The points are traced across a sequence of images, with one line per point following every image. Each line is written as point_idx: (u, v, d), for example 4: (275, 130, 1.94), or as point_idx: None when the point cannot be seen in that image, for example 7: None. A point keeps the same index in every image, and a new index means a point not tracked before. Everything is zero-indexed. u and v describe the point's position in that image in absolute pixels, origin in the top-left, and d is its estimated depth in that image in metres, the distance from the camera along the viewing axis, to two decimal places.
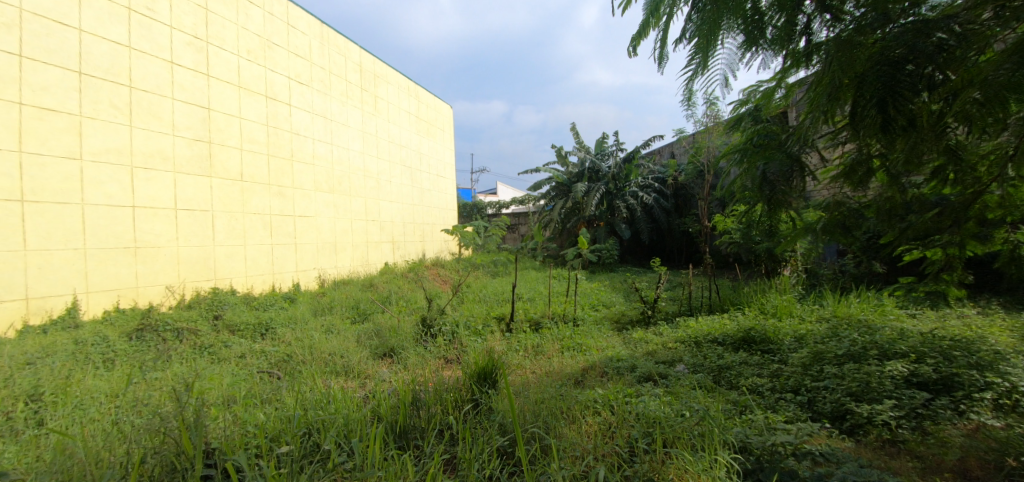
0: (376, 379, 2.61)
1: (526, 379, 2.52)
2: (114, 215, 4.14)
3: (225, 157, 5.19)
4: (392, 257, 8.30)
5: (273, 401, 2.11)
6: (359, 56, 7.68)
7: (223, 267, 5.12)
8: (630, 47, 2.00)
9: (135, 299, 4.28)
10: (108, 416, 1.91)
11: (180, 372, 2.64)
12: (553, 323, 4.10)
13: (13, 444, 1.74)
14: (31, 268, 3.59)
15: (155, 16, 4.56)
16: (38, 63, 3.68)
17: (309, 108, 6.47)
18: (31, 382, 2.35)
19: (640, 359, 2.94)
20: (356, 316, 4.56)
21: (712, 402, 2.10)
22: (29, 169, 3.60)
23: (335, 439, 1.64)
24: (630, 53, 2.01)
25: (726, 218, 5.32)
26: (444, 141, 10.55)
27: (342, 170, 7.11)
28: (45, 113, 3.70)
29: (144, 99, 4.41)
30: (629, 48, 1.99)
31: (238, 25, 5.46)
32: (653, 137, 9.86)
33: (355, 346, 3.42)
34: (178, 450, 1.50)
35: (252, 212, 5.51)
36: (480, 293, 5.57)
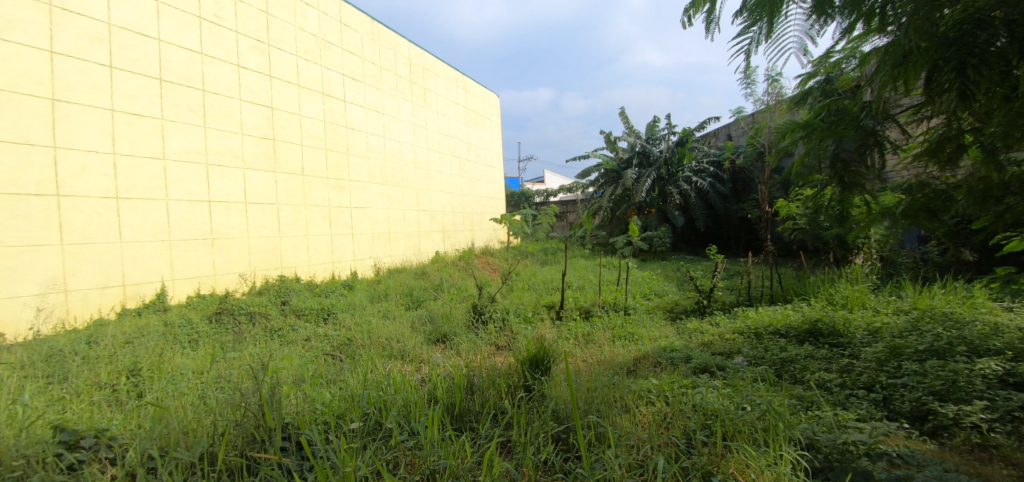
0: (431, 363, 2.71)
1: (577, 367, 2.51)
2: (194, 209, 4.51)
3: (288, 153, 5.51)
4: (443, 246, 8.52)
5: (337, 381, 2.25)
6: (408, 50, 7.84)
7: (289, 256, 5.47)
8: (684, 16, 1.85)
9: (214, 285, 4.67)
10: (195, 391, 2.11)
11: (255, 353, 2.87)
12: (603, 312, 4.06)
13: (119, 412, 1.96)
14: (127, 258, 4.00)
15: (223, 23, 4.87)
16: (125, 72, 4.05)
17: (362, 103, 6.71)
18: (131, 359, 2.63)
19: (695, 349, 2.86)
20: (410, 302, 4.73)
21: (775, 396, 2.01)
22: (122, 169, 3.98)
23: (397, 419, 1.73)
24: (684, 22, 1.86)
25: (791, 202, 5.00)
26: (491, 130, 10.60)
27: (394, 162, 7.34)
28: (133, 118, 4.08)
29: (216, 101, 4.75)
30: (684, 18, 1.85)
31: (297, 26, 5.72)
32: (708, 119, 9.39)
33: (410, 332, 3.55)
34: (257, 423, 1.63)
35: (314, 205, 5.83)
36: (529, 281, 5.61)
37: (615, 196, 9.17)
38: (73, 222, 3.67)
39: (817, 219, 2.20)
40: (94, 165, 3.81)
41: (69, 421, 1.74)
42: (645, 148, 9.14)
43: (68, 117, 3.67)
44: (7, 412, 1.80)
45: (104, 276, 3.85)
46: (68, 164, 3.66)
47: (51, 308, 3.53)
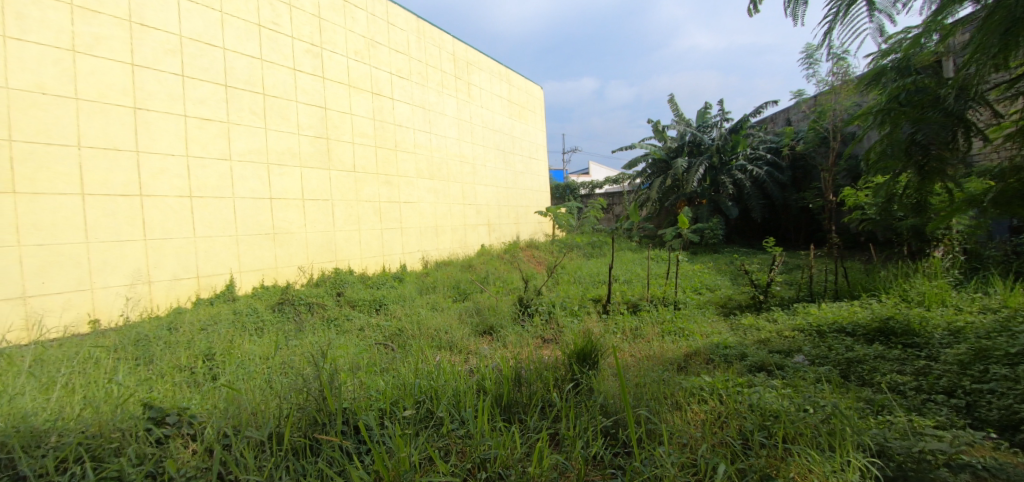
0: (479, 354, 2.76)
1: (625, 362, 2.48)
2: (257, 206, 4.81)
3: (341, 151, 5.75)
4: (489, 239, 8.62)
5: (390, 369, 2.34)
6: (453, 46, 7.94)
7: (343, 249, 5.73)
8: (751, 4, 1.79)
9: (276, 277, 4.97)
10: (262, 375, 2.26)
11: (314, 341, 3.03)
12: (652, 306, 3.97)
13: (197, 392, 2.13)
14: (200, 252, 4.33)
15: (280, 29, 5.13)
16: (195, 80, 4.36)
17: (409, 100, 6.87)
18: (206, 345, 2.86)
19: (751, 347, 2.74)
20: (457, 295, 4.82)
21: (841, 399, 1.89)
22: (195, 170, 4.31)
23: (447, 408, 1.77)
24: (751, 10, 1.80)
25: (858, 191, 4.66)
26: (535, 123, 10.57)
27: (440, 157, 7.49)
28: (203, 123, 4.39)
29: (275, 104, 5.03)
30: (750, 6, 1.79)
31: (347, 28, 5.93)
32: (765, 104, 8.88)
33: (458, 323, 3.63)
34: (318, 407, 1.73)
35: (365, 200, 6.05)
36: (575, 274, 5.57)
37: (664, 186, 8.89)
38: (154, 220, 4.02)
39: (890, 208, 2.04)
40: (171, 168, 4.15)
41: (155, 399, 1.92)
42: (695, 137, 8.78)
43: (147, 124, 4.01)
44: (105, 389, 2.01)
45: (181, 268, 4.19)
46: (149, 166, 4.01)
47: (138, 298, 3.89)
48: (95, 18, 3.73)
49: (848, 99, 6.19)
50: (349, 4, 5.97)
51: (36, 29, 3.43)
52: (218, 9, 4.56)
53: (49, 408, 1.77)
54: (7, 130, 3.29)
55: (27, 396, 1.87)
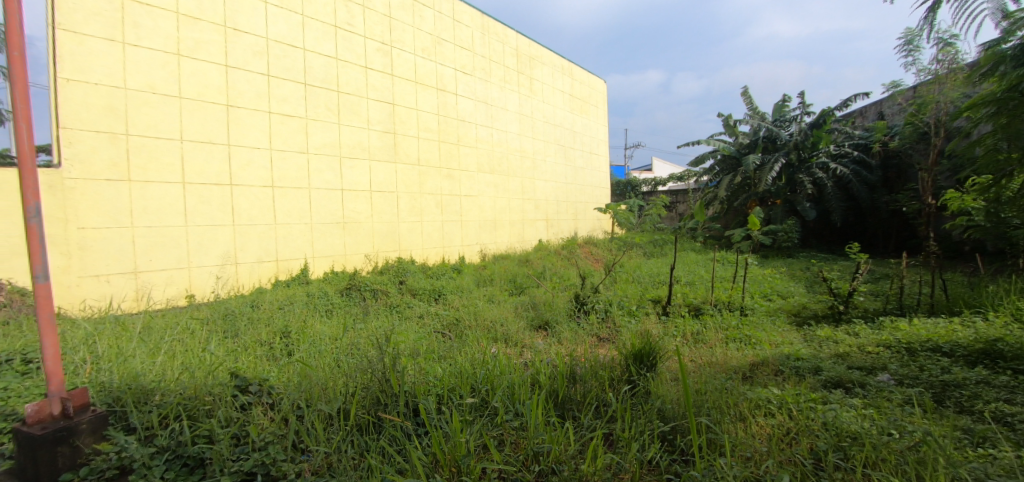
0: (534, 349, 2.78)
1: (684, 367, 2.39)
2: (330, 196, 5.12)
3: (407, 145, 5.98)
4: (546, 234, 8.61)
5: (448, 357, 2.42)
6: (516, 41, 7.97)
7: (406, 239, 5.97)
8: None
9: (345, 264, 5.28)
10: (331, 354, 2.42)
11: (379, 326, 3.20)
12: (716, 310, 3.78)
13: (275, 366, 2.32)
14: (280, 238, 4.69)
15: (355, 29, 5.40)
16: (279, 79, 4.70)
17: (473, 96, 7.01)
18: (283, 323, 3.10)
19: (827, 360, 2.54)
20: (513, 288, 4.87)
21: (933, 425, 1.70)
22: (277, 162, 4.66)
23: (503, 399, 1.79)
24: None
25: (965, 193, 4.15)
26: (597, 117, 10.38)
27: (501, 152, 7.57)
28: (285, 119, 4.74)
29: (349, 101, 5.31)
30: None
31: (415, 26, 6.13)
32: (853, 96, 8.12)
33: (514, 316, 3.68)
34: (381, 387, 1.81)
35: (428, 192, 6.26)
36: (634, 273, 5.42)
37: (733, 185, 8.40)
38: (241, 207, 4.40)
39: None
40: (256, 160, 4.52)
41: (241, 369, 2.11)
42: (771, 132, 8.22)
43: (237, 120, 4.38)
44: (200, 357, 2.24)
45: (263, 252, 4.57)
46: (238, 158, 4.39)
47: (227, 277, 4.30)
48: (196, 24, 4.13)
49: (955, 90, 5.51)
50: (418, 2, 6.16)
51: (149, 35, 3.86)
52: (300, 12, 4.89)
53: (155, 370, 2.01)
54: (125, 125, 3.73)
55: (137, 358, 2.14)
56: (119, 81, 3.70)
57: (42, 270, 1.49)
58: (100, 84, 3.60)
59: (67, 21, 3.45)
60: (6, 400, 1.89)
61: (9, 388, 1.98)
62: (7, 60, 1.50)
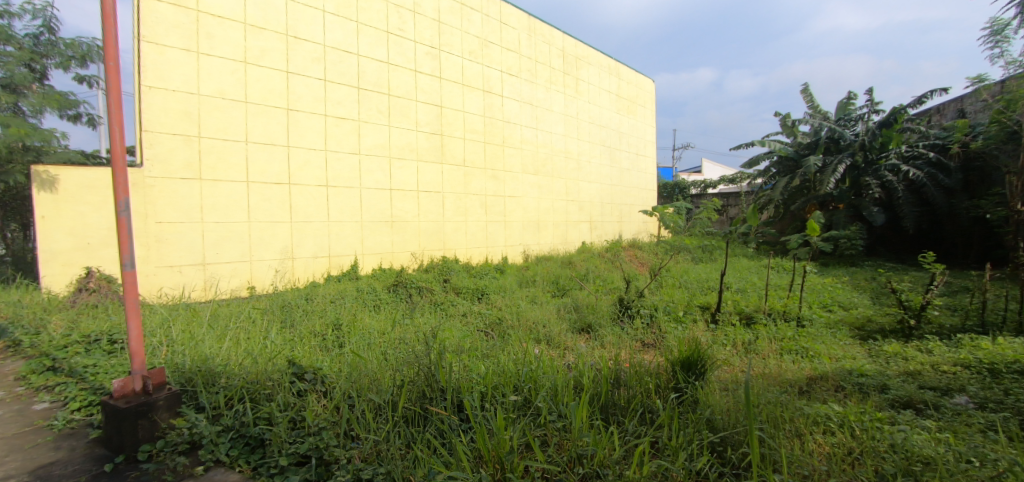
0: (576, 352, 2.76)
1: (735, 377, 2.29)
2: (380, 196, 5.31)
3: (453, 146, 6.09)
4: (590, 237, 8.53)
5: (491, 356, 2.44)
6: (563, 42, 7.94)
7: (451, 239, 6.09)
8: None
9: (392, 261, 5.45)
10: (380, 347, 2.50)
11: (424, 322, 3.28)
12: (770, 320, 3.60)
13: (328, 356, 2.44)
14: (333, 235, 4.91)
15: (406, 34, 5.56)
16: (335, 84, 4.92)
17: (518, 97, 7.04)
18: (335, 316, 3.24)
19: (894, 378, 2.36)
20: (556, 290, 4.85)
21: (1020, 455, 1.54)
22: (331, 163, 4.88)
23: (546, 400, 1.78)
24: None
25: None
26: (645, 118, 10.15)
27: (546, 153, 7.57)
28: (339, 121, 4.95)
29: (399, 104, 5.48)
30: None
31: (463, 30, 6.24)
32: (929, 92, 7.48)
33: (556, 319, 3.66)
34: (426, 382, 1.84)
35: (473, 193, 6.35)
36: (681, 278, 5.26)
37: (790, 188, 7.96)
38: (299, 205, 4.64)
39: None
40: (313, 160, 4.75)
41: (297, 357, 2.23)
42: (834, 132, 7.73)
43: (297, 123, 4.63)
44: (261, 344, 2.39)
45: (318, 248, 4.79)
46: (297, 159, 4.63)
47: (285, 271, 4.55)
48: (261, 33, 4.40)
49: None
50: (466, 6, 6.27)
51: (220, 45, 4.14)
52: (355, 19, 5.09)
53: (222, 354, 2.16)
54: (198, 128, 4.03)
55: (207, 343, 2.31)
56: (194, 88, 4.00)
57: (130, 259, 1.64)
58: (178, 91, 3.91)
59: (150, 34, 3.77)
60: (96, 376, 2.10)
61: (98, 366, 2.20)
62: (104, 70, 1.66)
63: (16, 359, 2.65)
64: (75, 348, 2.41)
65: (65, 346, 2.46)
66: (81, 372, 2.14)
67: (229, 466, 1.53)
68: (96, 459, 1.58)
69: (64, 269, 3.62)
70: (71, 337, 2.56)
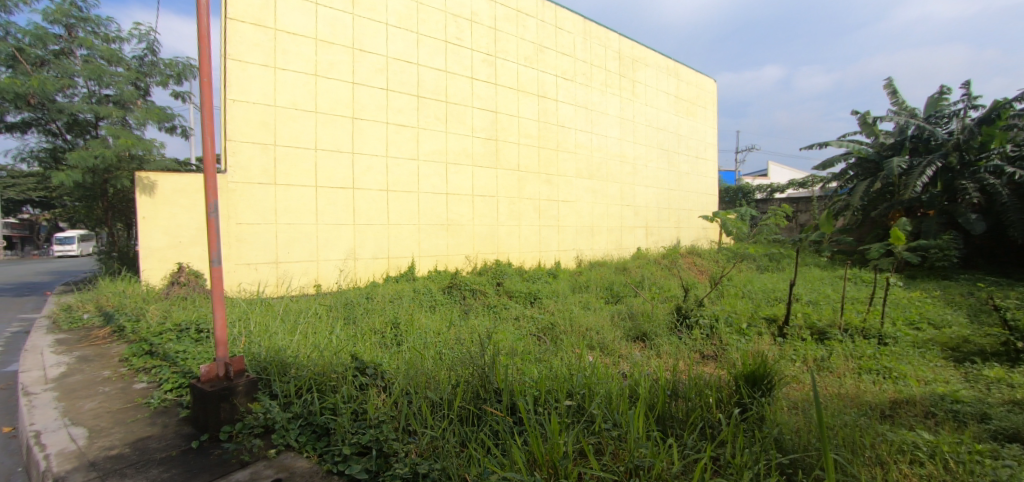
0: (631, 360, 2.69)
1: (806, 395, 2.14)
2: (437, 200, 5.46)
3: (508, 151, 6.16)
4: (645, 242, 8.31)
5: (543, 360, 2.43)
6: (619, 43, 7.81)
7: (504, 243, 6.15)
8: None
9: (447, 263, 5.59)
10: (436, 347, 2.57)
11: (478, 324, 3.33)
12: (846, 336, 3.31)
13: (387, 353, 2.54)
14: (392, 237, 5.11)
15: (463, 42, 5.71)
16: (396, 93, 5.14)
17: (573, 101, 7.01)
18: (392, 315, 3.37)
19: (998, 407, 2.09)
20: (610, 297, 4.75)
21: None
22: (392, 168, 5.09)
23: (601, 407, 1.74)
24: None
25: None
26: (706, 120, 9.75)
27: (601, 157, 7.47)
28: (400, 128, 5.16)
29: (456, 110, 5.63)
30: None
31: (519, 36, 6.31)
32: None
33: (611, 326, 3.58)
34: (480, 383, 1.86)
35: (527, 197, 6.38)
36: (745, 288, 4.99)
37: (871, 193, 7.32)
38: (361, 209, 4.88)
39: None
40: (375, 166, 4.97)
41: (360, 353, 2.34)
42: (924, 131, 7.03)
43: (361, 130, 4.88)
44: (327, 339, 2.53)
45: (378, 250, 5.01)
46: (361, 165, 4.87)
47: (348, 271, 4.80)
48: (331, 48, 4.68)
49: None
50: (522, 13, 6.34)
51: (294, 60, 4.46)
52: (416, 31, 5.30)
53: (293, 347, 2.31)
54: (273, 137, 4.34)
55: (280, 336, 2.48)
56: (271, 100, 4.32)
57: (217, 255, 1.79)
58: (257, 103, 4.24)
59: (235, 52, 4.12)
60: (185, 360, 2.31)
61: (187, 352, 2.42)
62: (198, 85, 1.84)
63: (120, 343, 2.98)
64: (168, 335, 2.68)
65: (160, 333, 2.73)
66: (173, 357, 2.36)
67: (297, 452, 1.63)
68: (184, 437, 1.74)
69: (160, 264, 4.03)
70: (165, 325, 2.84)
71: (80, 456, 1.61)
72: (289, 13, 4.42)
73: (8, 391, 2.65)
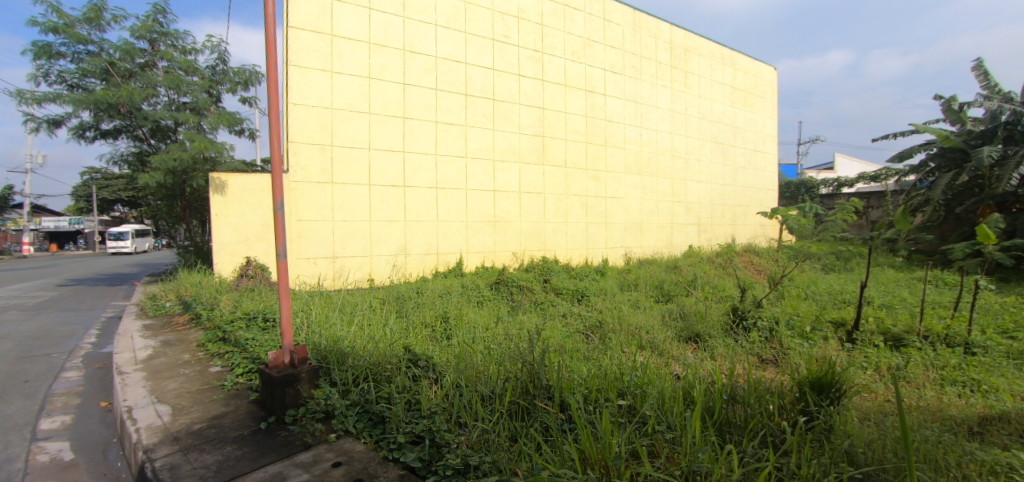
0: (683, 361, 2.61)
1: (880, 406, 1.97)
2: (484, 197, 5.52)
3: (555, 147, 6.11)
4: (698, 240, 8.00)
5: (592, 358, 2.41)
6: (670, 34, 7.55)
7: (551, 240, 6.13)
8: None
9: (494, 260, 5.65)
10: (485, 342, 2.60)
11: (526, 320, 3.34)
12: (925, 344, 3.03)
13: (438, 346, 2.60)
14: (441, 233, 5.22)
15: (510, 40, 5.72)
16: (445, 92, 5.23)
17: (622, 95, 6.84)
18: (442, 310, 3.44)
19: None
20: (660, 295, 4.61)
21: None
22: (441, 167, 5.20)
23: (653, 409, 1.69)
24: None
25: None
26: (765, 110, 9.23)
27: (651, 152, 7.26)
28: (449, 127, 5.25)
29: (503, 108, 5.66)
30: None
31: (566, 31, 6.24)
32: None
33: (661, 326, 3.47)
34: (529, 379, 1.87)
35: (574, 194, 6.32)
36: (808, 289, 4.68)
37: (956, 186, 6.66)
38: (412, 206, 5.01)
39: None
40: (425, 164, 5.09)
41: (413, 345, 2.41)
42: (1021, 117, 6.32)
43: (412, 130, 5.01)
44: (383, 330, 2.64)
45: (428, 246, 5.13)
46: (411, 163, 5.01)
47: (399, 266, 4.96)
48: (383, 50, 4.84)
49: None
50: (569, 7, 6.27)
51: (349, 64, 4.64)
52: (464, 30, 5.36)
53: (350, 337, 2.43)
54: (331, 138, 4.55)
55: (339, 327, 2.60)
56: (328, 102, 4.52)
57: (283, 249, 1.90)
58: (315, 106, 4.46)
59: (296, 59, 4.36)
60: (254, 347, 2.48)
61: (255, 339, 2.59)
62: (266, 90, 1.95)
63: (197, 329, 3.24)
64: (239, 323, 2.89)
65: (232, 321, 2.95)
66: (244, 344, 2.54)
67: (355, 437, 1.70)
68: (254, 418, 1.86)
69: (230, 257, 4.35)
70: (236, 314, 3.06)
71: (166, 430, 1.77)
72: (345, 19, 4.61)
73: (104, 370, 2.94)
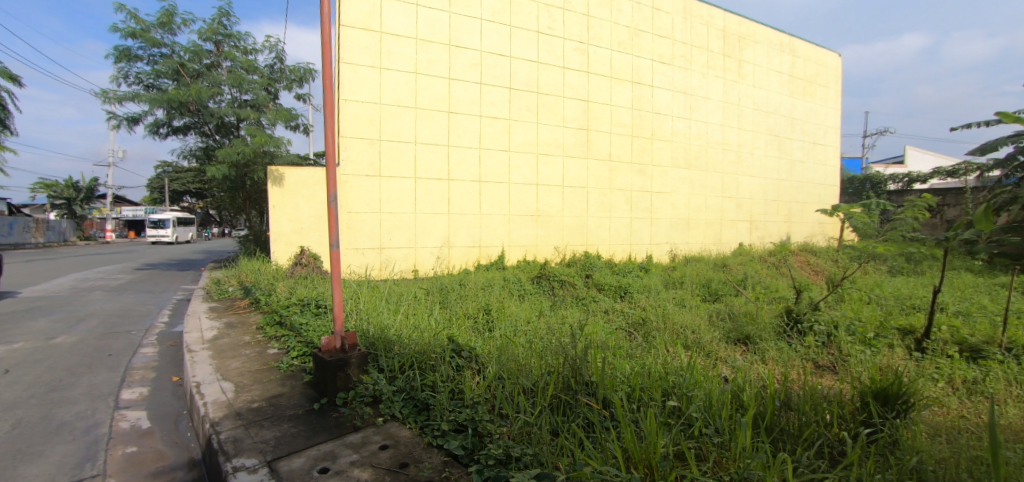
0: (731, 363, 2.51)
1: (954, 422, 1.82)
2: (527, 191, 5.52)
3: (599, 140, 6.01)
4: (749, 238, 7.65)
5: (635, 356, 2.36)
6: (723, 21, 7.21)
7: (594, 235, 6.04)
8: None
9: (536, 253, 5.65)
10: (527, 335, 2.61)
11: (567, 315, 3.32)
12: (1008, 356, 2.76)
13: (479, 337, 2.63)
14: (484, 226, 5.27)
15: (555, 32, 5.66)
16: (489, 86, 5.26)
17: (670, 86, 6.62)
18: (484, 302, 3.47)
19: None
20: (707, 294, 4.45)
21: None
22: (484, 160, 5.24)
23: (699, 410, 1.63)
24: None
25: None
26: (827, 101, 8.65)
27: (701, 145, 6.99)
28: (493, 121, 5.28)
29: (547, 101, 5.62)
30: None
31: (613, 21, 6.09)
32: None
33: (708, 326, 3.35)
34: (571, 374, 1.86)
35: (618, 188, 6.19)
36: (872, 292, 4.37)
37: None
38: (456, 199, 5.09)
39: None
40: (469, 158, 5.15)
41: (456, 336, 2.45)
42: None
43: (457, 124, 5.08)
44: (427, 320, 2.70)
45: (471, 239, 5.20)
46: (456, 157, 5.08)
47: (442, 258, 5.05)
48: (430, 46, 4.92)
49: None
50: None
51: (397, 60, 4.76)
52: (509, 23, 5.35)
53: (397, 326, 2.50)
54: (379, 133, 4.69)
55: (386, 315, 2.69)
56: (377, 98, 4.66)
57: (336, 240, 1.98)
58: (365, 101, 4.61)
59: (348, 56, 4.52)
60: (307, 332, 2.61)
61: (309, 324, 2.73)
62: (322, 87, 2.04)
63: (256, 313, 3.45)
64: (294, 309, 3.05)
65: (288, 307, 3.12)
66: (298, 328, 2.68)
67: (401, 422, 1.76)
68: (308, 399, 1.96)
69: (286, 246, 4.58)
70: (291, 300, 3.23)
71: (229, 406, 1.90)
72: (393, 16, 4.72)
73: (176, 347, 3.20)
